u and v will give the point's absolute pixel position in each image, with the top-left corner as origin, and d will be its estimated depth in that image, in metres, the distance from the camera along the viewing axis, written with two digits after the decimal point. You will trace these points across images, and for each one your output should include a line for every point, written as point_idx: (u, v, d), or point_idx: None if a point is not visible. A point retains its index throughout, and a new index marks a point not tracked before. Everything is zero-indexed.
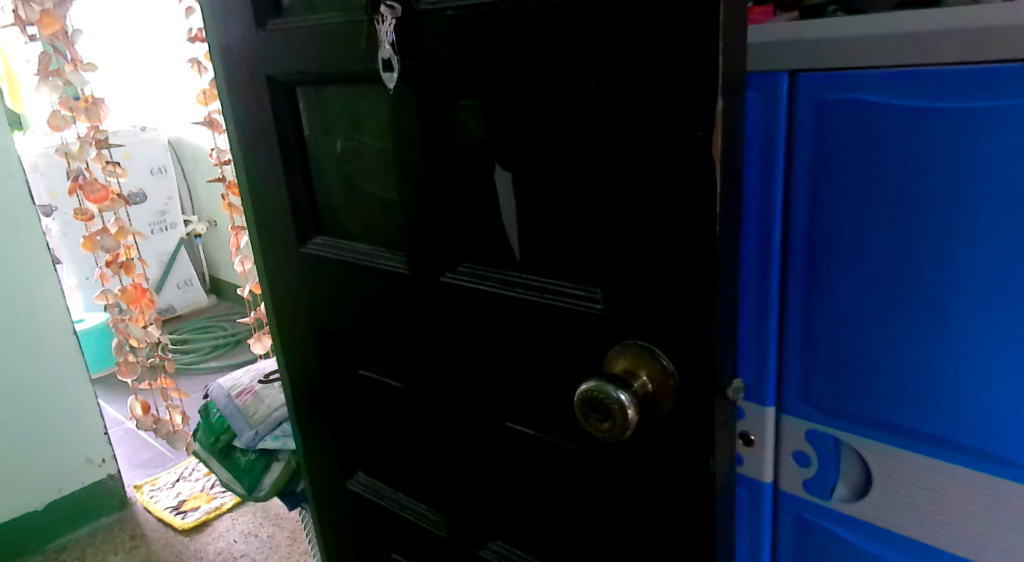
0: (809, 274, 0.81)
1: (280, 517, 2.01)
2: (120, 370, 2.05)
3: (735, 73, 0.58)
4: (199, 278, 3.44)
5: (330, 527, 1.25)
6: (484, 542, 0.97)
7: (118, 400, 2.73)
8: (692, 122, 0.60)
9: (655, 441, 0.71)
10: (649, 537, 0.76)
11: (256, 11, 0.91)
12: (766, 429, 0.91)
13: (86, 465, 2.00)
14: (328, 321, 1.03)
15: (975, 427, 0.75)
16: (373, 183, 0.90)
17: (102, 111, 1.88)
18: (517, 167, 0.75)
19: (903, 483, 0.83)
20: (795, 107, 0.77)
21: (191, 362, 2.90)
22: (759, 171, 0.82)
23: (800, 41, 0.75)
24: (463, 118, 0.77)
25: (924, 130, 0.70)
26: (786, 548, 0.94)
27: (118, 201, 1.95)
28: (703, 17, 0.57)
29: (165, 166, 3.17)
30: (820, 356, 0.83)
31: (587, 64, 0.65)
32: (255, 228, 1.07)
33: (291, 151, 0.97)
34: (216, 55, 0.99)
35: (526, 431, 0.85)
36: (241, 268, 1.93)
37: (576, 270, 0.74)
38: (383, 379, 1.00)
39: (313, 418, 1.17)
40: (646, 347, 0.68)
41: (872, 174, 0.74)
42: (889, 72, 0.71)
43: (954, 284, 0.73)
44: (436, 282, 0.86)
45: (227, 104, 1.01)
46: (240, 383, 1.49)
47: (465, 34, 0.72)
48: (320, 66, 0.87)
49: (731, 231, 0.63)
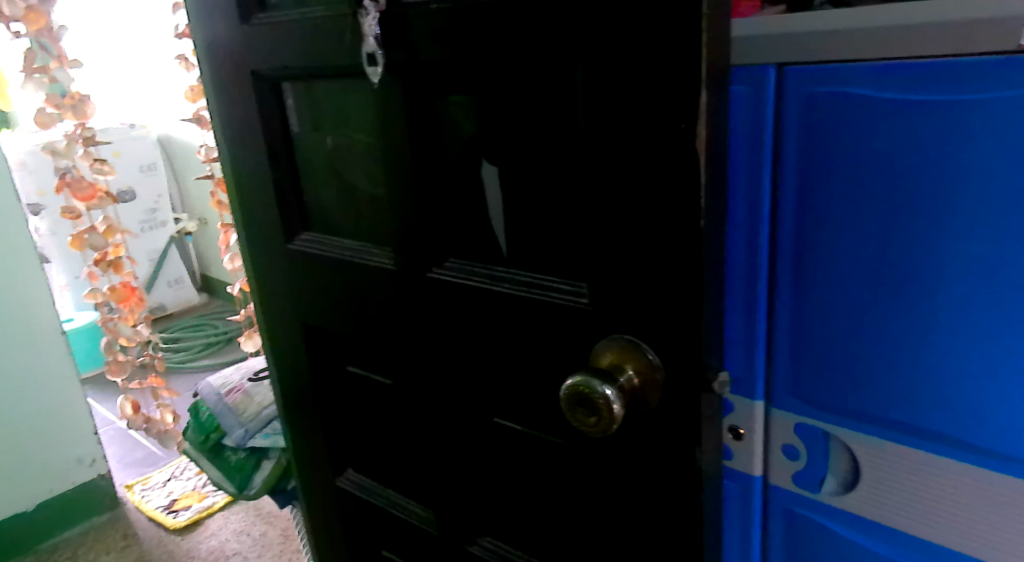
0: (797, 267, 0.81)
1: (272, 515, 2.01)
2: (110, 370, 2.03)
3: (717, 65, 0.58)
4: (189, 276, 3.44)
5: (321, 524, 1.25)
6: (474, 538, 0.97)
7: (108, 399, 2.72)
8: (676, 115, 0.59)
9: (642, 434, 0.71)
10: (641, 536, 0.76)
11: (240, 5, 0.90)
12: (755, 423, 0.91)
13: (76, 465, 1.99)
14: (316, 318, 1.03)
15: (963, 418, 0.75)
16: (362, 178, 0.90)
17: (89, 107, 1.86)
18: (504, 161, 0.75)
19: (891, 476, 0.83)
20: (782, 100, 0.77)
21: (183, 360, 2.89)
22: (747, 165, 0.81)
23: (786, 35, 0.74)
24: (454, 113, 0.77)
25: (908, 123, 0.70)
26: (776, 542, 0.94)
27: (106, 200, 1.93)
28: (684, 13, 0.57)
29: (154, 163, 3.16)
30: (808, 349, 0.83)
31: (571, 58, 0.65)
32: (241, 224, 1.06)
33: (277, 147, 0.96)
34: (200, 50, 0.98)
35: (515, 427, 0.84)
36: (231, 265, 1.94)
37: (564, 266, 0.73)
38: (372, 375, 1.00)
39: (303, 417, 1.16)
40: (632, 342, 0.68)
41: (856, 167, 0.74)
42: (876, 65, 0.71)
43: (941, 276, 0.73)
44: (424, 277, 0.85)
45: (212, 100, 1.00)
46: (230, 381, 1.48)
47: (449, 27, 0.71)
48: (306, 61, 0.86)
49: (716, 223, 0.63)
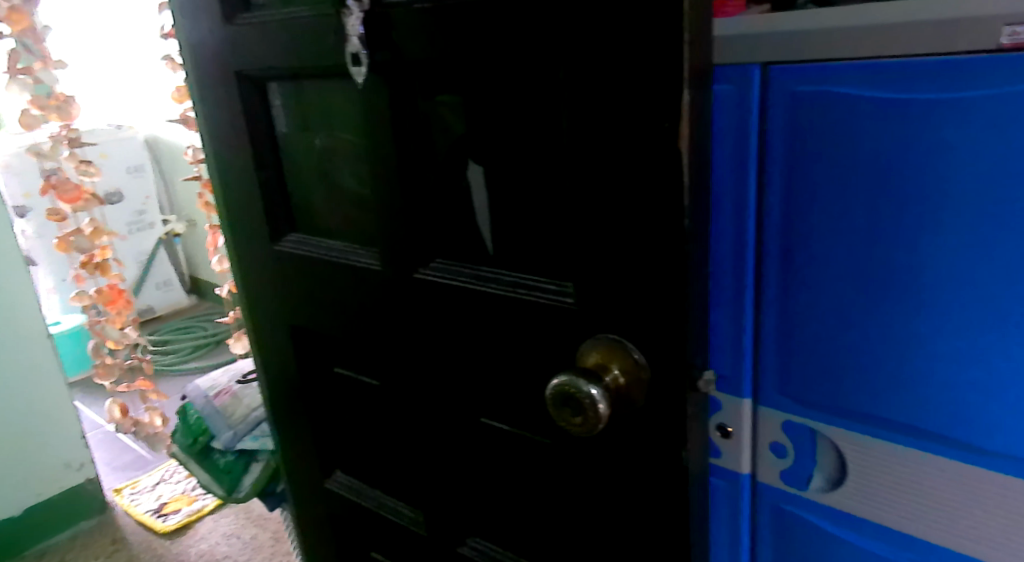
0: (783, 265, 0.81)
1: (262, 518, 2.00)
2: (97, 373, 2.02)
3: (699, 65, 0.58)
4: (178, 278, 3.42)
5: (310, 526, 1.24)
6: (462, 539, 0.97)
7: (97, 403, 2.70)
8: (659, 114, 0.59)
9: (628, 434, 0.71)
10: (628, 535, 0.76)
11: (224, 5, 0.90)
12: (742, 420, 0.91)
13: (64, 469, 1.97)
14: (303, 319, 1.02)
15: (948, 415, 0.76)
16: (349, 177, 0.90)
17: (74, 109, 1.84)
18: (489, 162, 0.75)
19: (878, 473, 0.83)
20: (767, 99, 0.77)
21: (172, 363, 2.87)
22: (732, 164, 0.82)
23: (771, 34, 0.75)
24: (439, 113, 0.76)
25: (892, 121, 0.70)
26: (765, 539, 0.95)
27: (92, 202, 1.91)
28: (666, 12, 0.57)
29: (141, 165, 3.14)
30: (795, 347, 0.84)
31: (554, 57, 0.65)
32: (227, 225, 1.06)
33: (263, 147, 0.96)
34: (185, 50, 0.98)
35: (502, 427, 0.84)
36: (219, 267, 1.93)
37: (549, 266, 0.73)
38: (359, 376, 1.00)
39: (290, 418, 1.16)
40: (618, 341, 0.68)
41: (841, 166, 0.75)
42: (859, 64, 0.71)
43: (925, 274, 0.73)
44: (411, 278, 0.85)
45: (197, 101, 1.00)
46: (217, 384, 1.47)
47: (433, 28, 0.71)
48: (291, 61, 0.86)
49: (699, 223, 0.63)
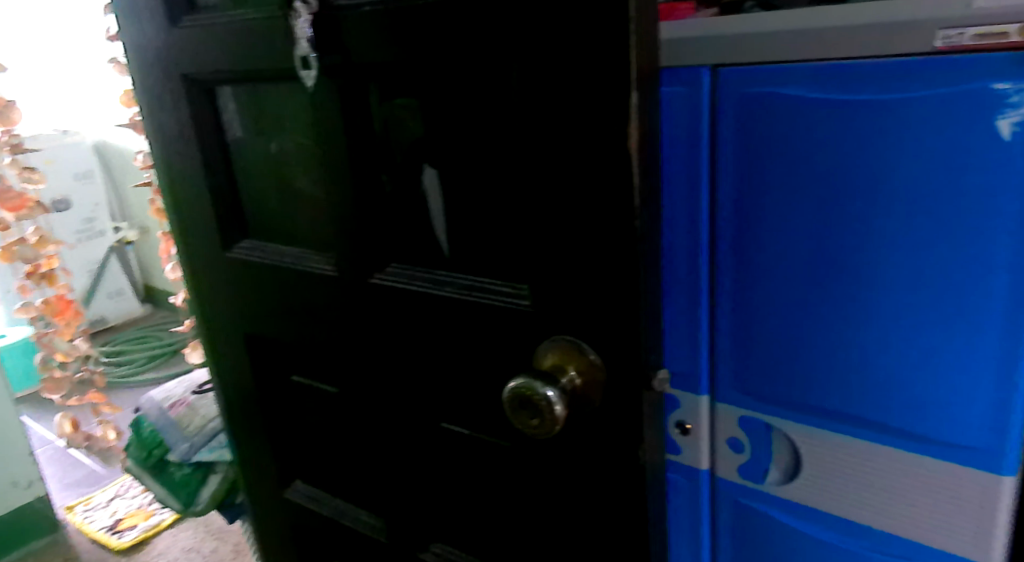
0: (737, 263, 0.83)
1: (222, 531, 1.96)
2: (46, 387, 1.97)
3: (647, 67, 0.59)
4: (132, 287, 3.34)
5: (270, 537, 1.22)
6: (424, 545, 0.96)
7: (47, 417, 2.63)
8: (609, 116, 0.60)
9: (586, 434, 0.71)
10: (588, 535, 0.76)
11: (169, 7, 0.88)
12: (700, 417, 0.92)
13: (12, 488, 1.91)
14: (257, 326, 1.01)
15: (898, 407, 0.77)
16: (304, 181, 0.88)
17: (15, 113, 1.79)
18: (441, 165, 0.74)
19: (831, 465, 0.85)
20: (718, 100, 0.78)
21: (125, 375, 2.81)
22: (685, 164, 0.82)
23: (720, 37, 0.76)
24: (390, 117, 0.76)
25: (838, 120, 0.72)
26: (724, 533, 0.96)
27: (37, 209, 1.86)
28: (613, 13, 0.57)
29: (90, 171, 3.06)
30: (750, 343, 0.85)
31: (504, 60, 0.65)
32: (178, 232, 1.03)
33: (213, 153, 0.94)
34: (130, 54, 0.96)
35: (460, 431, 0.84)
36: (172, 274, 1.89)
37: (505, 268, 0.73)
38: (317, 384, 0.99)
39: (246, 426, 1.14)
40: (574, 342, 0.68)
41: (790, 164, 0.76)
42: (805, 65, 0.72)
43: (872, 270, 0.74)
44: (366, 284, 0.84)
45: (144, 106, 0.98)
46: (172, 395, 1.43)
47: (381, 30, 0.71)
48: (239, 63, 0.84)
49: (651, 223, 0.63)
